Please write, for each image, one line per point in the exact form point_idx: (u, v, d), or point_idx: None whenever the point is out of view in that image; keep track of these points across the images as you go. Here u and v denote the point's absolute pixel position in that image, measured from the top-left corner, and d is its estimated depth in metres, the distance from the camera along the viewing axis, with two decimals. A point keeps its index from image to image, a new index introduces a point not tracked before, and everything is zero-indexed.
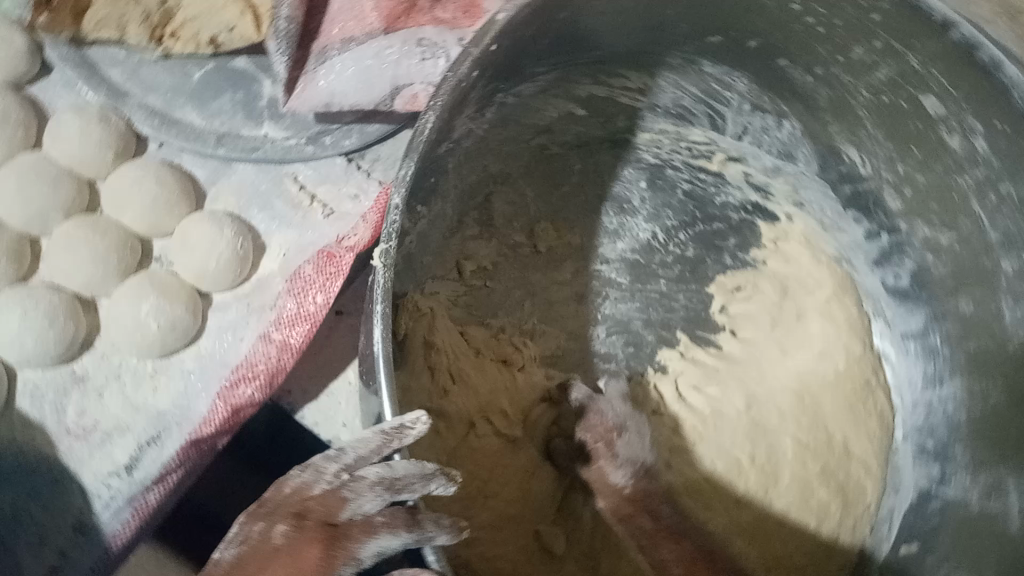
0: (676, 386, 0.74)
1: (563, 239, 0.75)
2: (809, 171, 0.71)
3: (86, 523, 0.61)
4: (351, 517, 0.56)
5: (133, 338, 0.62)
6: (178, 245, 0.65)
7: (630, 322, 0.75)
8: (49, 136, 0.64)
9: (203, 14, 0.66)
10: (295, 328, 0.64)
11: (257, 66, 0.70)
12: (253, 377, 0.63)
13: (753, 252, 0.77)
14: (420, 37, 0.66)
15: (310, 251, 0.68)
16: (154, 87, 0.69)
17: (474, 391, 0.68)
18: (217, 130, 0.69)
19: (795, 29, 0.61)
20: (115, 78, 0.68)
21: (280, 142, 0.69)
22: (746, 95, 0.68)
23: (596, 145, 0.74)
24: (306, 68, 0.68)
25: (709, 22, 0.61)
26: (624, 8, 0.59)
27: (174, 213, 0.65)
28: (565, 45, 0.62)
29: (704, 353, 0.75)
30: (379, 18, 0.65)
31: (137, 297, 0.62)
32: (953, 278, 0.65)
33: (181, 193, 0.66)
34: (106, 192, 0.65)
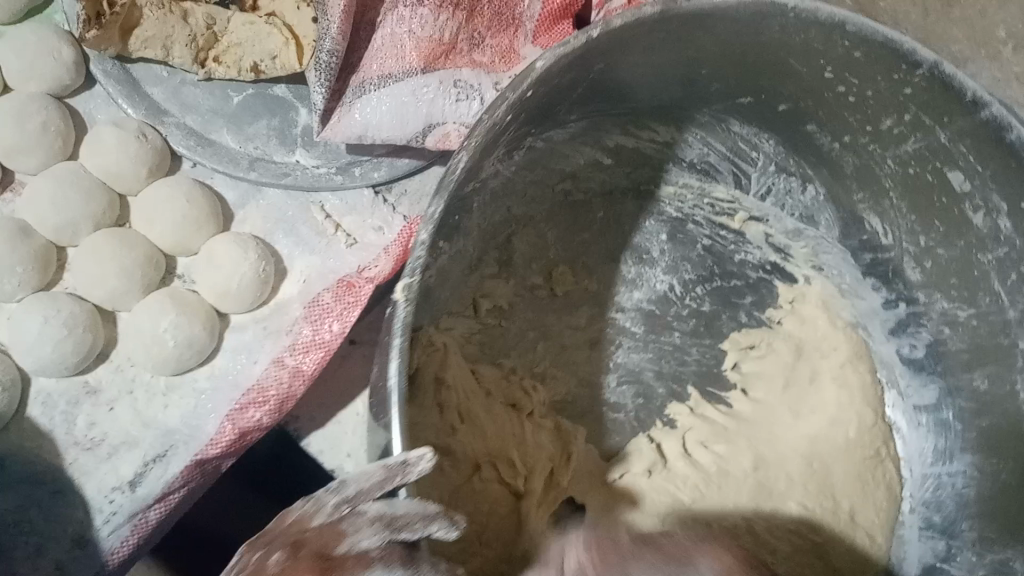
0: (682, 442, 0.74)
1: (581, 285, 0.75)
2: (829, 236, 0.76)
3: (85, 536, 0.64)
4: (348, 550, 0.45)
5: (150, 352, 0.65)
6: (203, 263, 0.68)
7: (642, 373, 0.75)
8: (87, 148, 0.68)
9: (248, 41, 0.68)
10: (308, 355, 0.65)
11: (296, 94, 0.71)
12: (262, 403, 0.63)
13: (768, 311, 0.79)
14: (457, 79, 0.62)
15: (330, 279, 0.70)
16: (193, 107, 0.71)
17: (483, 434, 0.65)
18: (250, 154, 0.71)
19: (827, 97, 0.61)
20: (156, 96, 0.70)
21: (311, 171, 0.70)
22: (771, 158, 0.72)
23: (620, 195, 0.76)
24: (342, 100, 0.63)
25: (739, 85, 0.63)
26: (664, 65, 0.59)
27: (200, 231, 0.68)
28: (600, 98, 0.62)
29: (714, 411, 0.76)
30: (418, 59, 0.61)
31: (158, 312, 0.65)
32: (969, 354, 0.68)
33: (209, 212, 0.68)
34: (137, 205, 0.69)
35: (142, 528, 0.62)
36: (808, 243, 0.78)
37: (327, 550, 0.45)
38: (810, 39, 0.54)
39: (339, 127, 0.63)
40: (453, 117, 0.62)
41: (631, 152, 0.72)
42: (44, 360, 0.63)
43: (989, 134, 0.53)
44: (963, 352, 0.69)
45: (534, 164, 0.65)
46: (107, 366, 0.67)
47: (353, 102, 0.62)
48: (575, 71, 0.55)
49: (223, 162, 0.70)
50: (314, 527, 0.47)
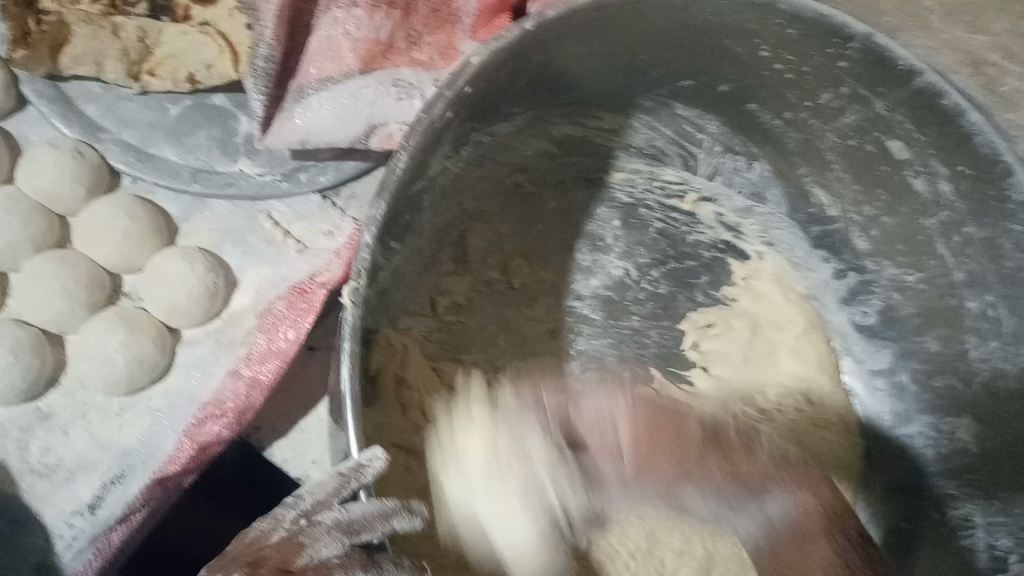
0: None
1: (538, 276, 0.75)
2: (778, 212, 0.77)
3: (47, 563, 0.63)
4: (309, 562, 0.45)
5: (101, 371, 0.64)
6: (151, 278, 0.67)
7: (603, 358, 0.76)
8: (23, 171, 0.67)
9: (183, 51, 0.67)
10: (265, 364, 0.65)
11: (234, 104, 0.71)
12: (220, 416, 0.63)
13: (723, 290, 0.79)
14: (395, 78, 0.63)
15: (283, 286, 0.70)
16: (129, 122, 0.70)
17: None
18: (192, 166, 0.70)
19: (764, 76, 0.62)
20: (91, 114, 0.70)
21: (257, 178, 0.70)
22: (717, 138, 0.73)
23: (570, 184, 0.76)
24: (283, 106, 0.62)
25: (680, 69, 0.64)
26: (601, 52, 0.59)
27: (144, 247, 0.67)
28: (541, 89, 0.62)
29: (676, 390, 0.75)
30: (356, 60, 0.62)
31: (107, 331, 0.65)
32: (920, 317, 0.70)
33: (152, 228, 0.68)
34: (79, 225, 0.67)
35: (106, 549, 0.62)
36: (763, 219, 0.78)
37: (286, 564, 0.45)
38: (744, 19, 0.54)
39: (281, 133, 0.63)
40: (396, 117, 0.64)
41: (579, 141, 0.73)
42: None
43: (923, 100, 0.54)
44: (915, 315, 0.70)
45: (482, 158, 0.65)
46: (60, 389, 0.66)
47: (295, 106, 0.62)
48: (512, 63, 0.54)
49: (167, 176, 0.69)
50: (272, 543, 0.46)
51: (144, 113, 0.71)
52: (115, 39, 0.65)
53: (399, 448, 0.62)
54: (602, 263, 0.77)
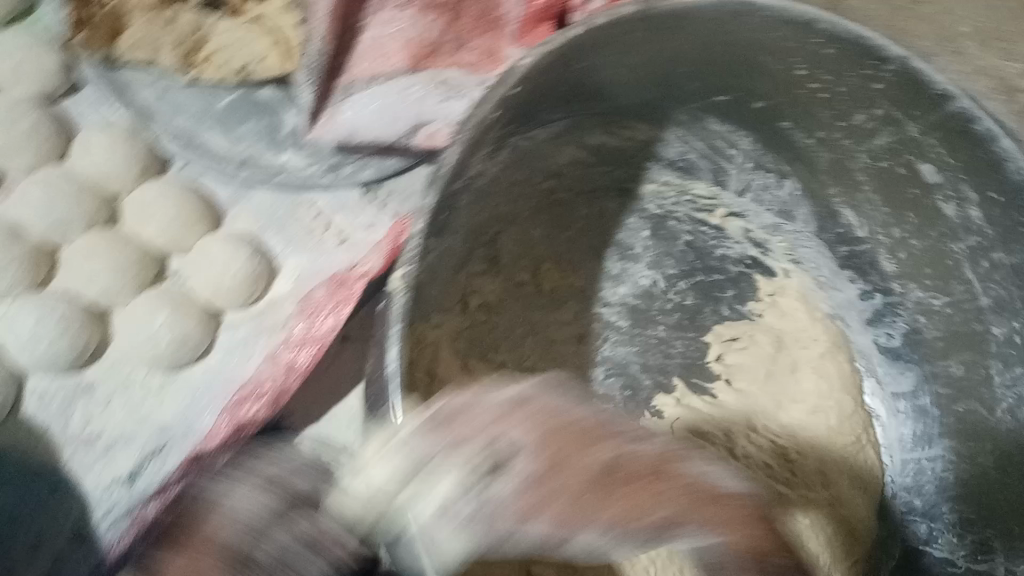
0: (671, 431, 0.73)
1: (566, 281, 0.77)
2: (806, 230, 0.78)
3: (84, 528, 0.65)
4: None
5: (144, 348, 0.67)
6: (197, 259, 0.71)
7: (628, 366, 0.77)
8: (76, 152, 0.71)
9: (234, 45, 0.69)
10: (303, 349, 0.67)
11: (280, 99, 0.73)
12: (258, 397, 0.65)
13: (751, 305, 0.79)
14: (441, 78, 0.65)
15: (322, 275, 0.73)
16: (180, 108, 0.72)
17: None
18: (240, 154, 0.73)
19: (800, 94, 0.63)
20: (143, 98, 0.71)
21: (302, 169, 0.73)
22: (749, 154, 0.74)
23: (602, 194, 0.78)
24: (332, 100, 0.65)
25: (715, 83, 0.65)
26: (640, 63, 0.60)
27: (192, 230, 0.71)
28: (578, 96, 0.63)
29: (698, 401, 0.76)
30: (404, 59, 0.65)
31: (152, 311, 0.68)
32: (945, 341, 0.70)
33: (200, 211, 0.72)
34: (128, 205, 0.71)
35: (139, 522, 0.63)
36: (788, 237, 0.80)
37: None
38: (783, 36, 0.56)
39: (328, 126, 0.65)
40: (440, 116, 0.66)
41: (614, 146, 0.74)
42: (40, 354, 0.65)
43: (955, 125, 0.55)
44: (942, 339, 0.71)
45: (522, 163, 0.66)
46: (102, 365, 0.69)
47: (343, 96, 0.65)
48: (554, 67, 0.55)
49: (215, 163, 0.73)
50: None
51: (194, 100, 0.72)
52: (172, 30, 0.68)
53: None
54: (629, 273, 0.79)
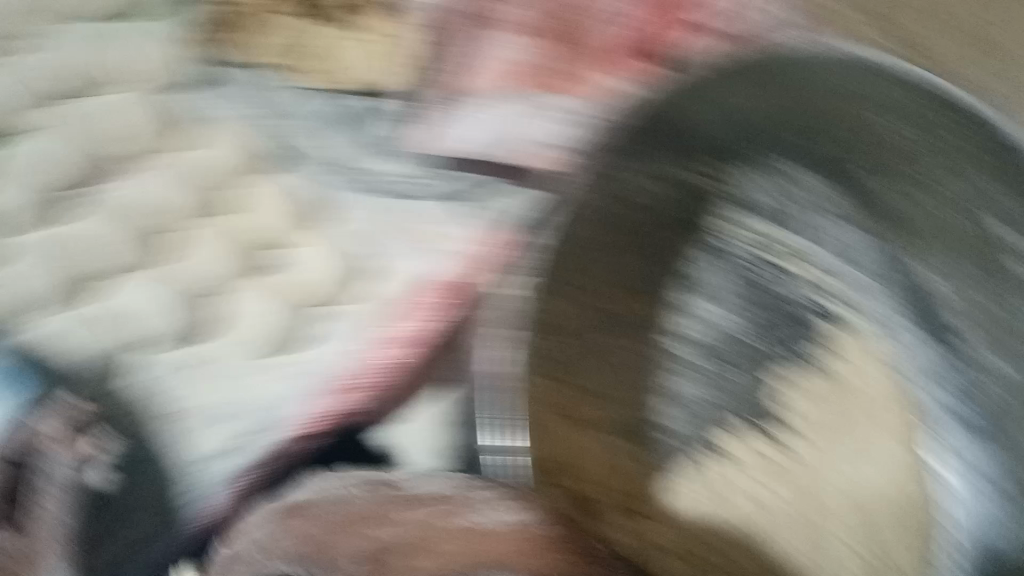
0: (738, 468, 0.78)
1: (635, 311, 0.80)
2: (886, 277, 0.71)
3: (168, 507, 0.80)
4: None
5: (247, 329, 0.77)
6: (291, 256, 0.75)
7: (693, 402, 0.80)
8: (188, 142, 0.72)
9: (330, 46, 0.69)
10: (405, 350, 0.79)
11: (365, 107, 0.72)
12: (362, 386, 0.80)
13: (818, 353, 0.73)
14: (536, 104, 0.71)
15: (411, 283, 0.77)
16: None
17: None
18: (327, 158, 0.73)
19: (868, 133, 0.65)
20: None
21: (395, 179, 0.74)
22: (820, 196, 0.71)
23: (668, 229, 0.77)
24: (435, 114, 0.72)
25: (784, 117, 0.67)
26: (725, 84, 0.67)
27: (293, 227, 0.75)
28: (664, 125, 0.71)
29: (761, 444, 0.77)
30: (505, 81, 0.71)
31: (255, 296, 0.76)
32: (999, 412, 0.66)
33: (302, 209, 0.74)
34: (227, 198, 0.73)
35: None
36: (868, 292, 0.72)
37: None
38: (836, 73, 0.63)
39: (432, 142, 0.73)
40: (533, 139, 0.72)
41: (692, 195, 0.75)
42: (145, 323, 0.74)
43: (989, 148, 0.59)
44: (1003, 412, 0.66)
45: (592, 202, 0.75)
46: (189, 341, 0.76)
47: (448, 113, 0.72)
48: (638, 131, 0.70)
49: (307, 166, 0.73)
50: None
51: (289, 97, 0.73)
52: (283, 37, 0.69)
53: None
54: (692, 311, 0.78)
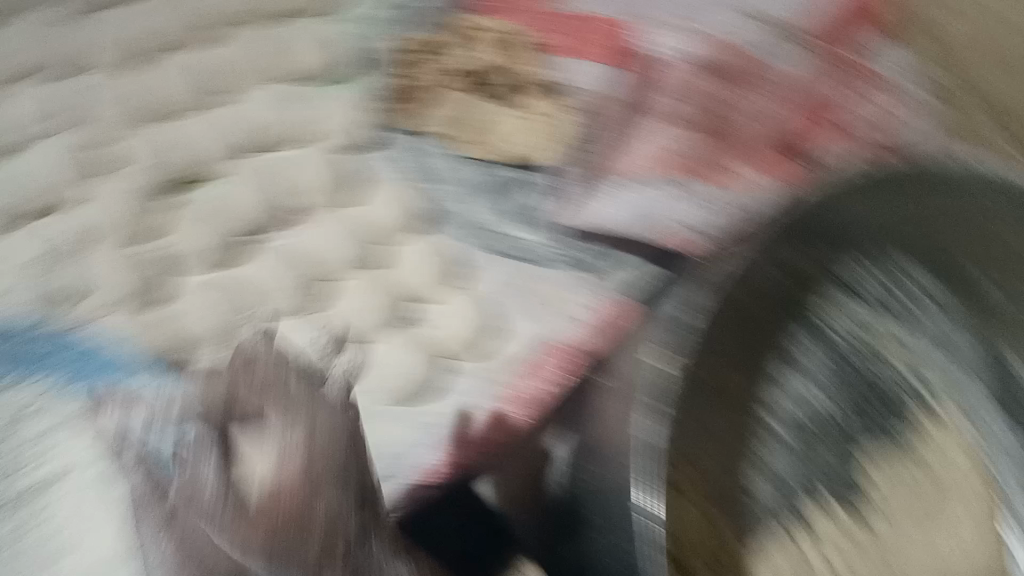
0: (825, 552, 0.71)
1: (744, 392, 0.71)
2: (963, 366, 0.79)
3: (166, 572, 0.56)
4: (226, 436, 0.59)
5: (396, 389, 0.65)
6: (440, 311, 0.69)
7: (789, 480, 0.71)
8: (360, 205, 0.70)
9: (518, 133, 0.70)
10: (538, 376, 0.67)
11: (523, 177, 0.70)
12: (483, 442, 0.65)
13: (904, 434, 0.75)
14: (688, 189, 0.70)
15: (545, 345, 0.68)
16: (459, 180, 0.70)
17: (674, 526, 0.64)
18: (490, 223, 0.70)
19: (960, 271, 0.75)
20: (432, 164, 0.70)
21: (535, 247, 0.69)
22: (925, 291, 0.77)
23: (790, 316, 0.73)
24: (590, 194, 0.70)
25: (903, 229, 0.73)
26: (884, 197, 0.70)
27: (448, 286, 0.70)
28: (806, 224, 0.70)
29: (857, 527, 0.71)
30: (663, 171, 0.70)
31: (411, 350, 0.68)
32: None
33: (455, 266, 0.70)
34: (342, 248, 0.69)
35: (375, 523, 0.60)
36: (949, 372, 0.79)
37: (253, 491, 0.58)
38: (969, 216, 0.70)
39: (584, 219, 0.70)
40: (687, 225, 0.70)
41: (854, 235, 0.73)
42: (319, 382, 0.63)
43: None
44: None
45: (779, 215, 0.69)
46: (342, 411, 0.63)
47: (603, 194, 0.70)
48: (878, 166, 0.70)
49: (461, 226, 0.70)
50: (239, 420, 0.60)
51: (467, 172, 0.70)
52: (453, 106, 0.70)
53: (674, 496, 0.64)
54: (798, 388, 0.73)
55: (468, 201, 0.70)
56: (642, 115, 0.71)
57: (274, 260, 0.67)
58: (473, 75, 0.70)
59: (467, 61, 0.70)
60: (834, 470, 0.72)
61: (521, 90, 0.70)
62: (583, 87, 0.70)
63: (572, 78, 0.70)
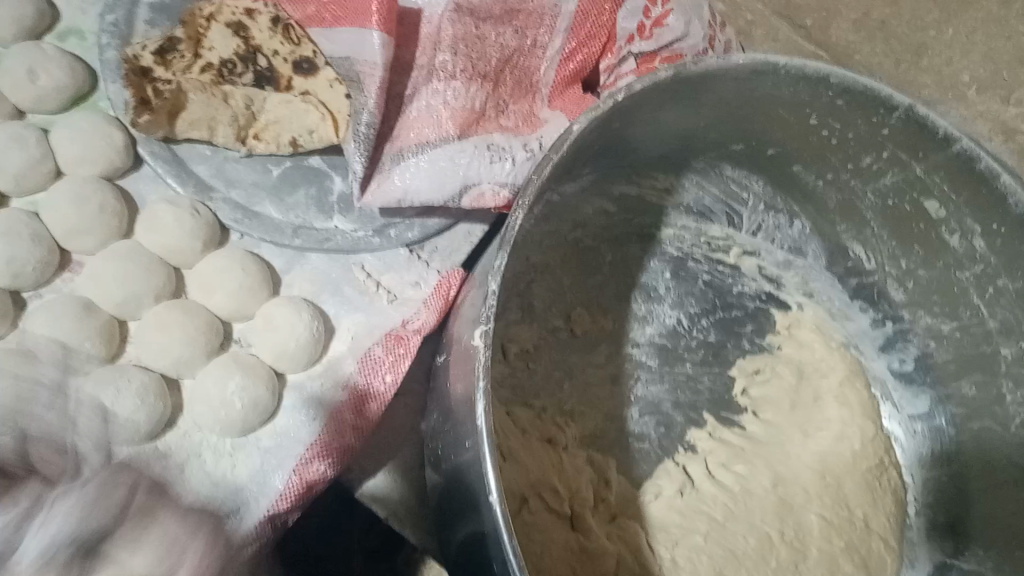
0: (705, 465, 0.72)
1: (598, 324, 0.75)
2: (818, 265, 0.80)
3: None
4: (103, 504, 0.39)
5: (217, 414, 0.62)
6: (260, 327, 0.66)
7: (660, 404, 0.74)
8: (142, 226, 0.66)
9: (285, 117, 0.66)
10: (378, 374, 0.65)
11: (330, 166, 0.69)
12: (326, 453, 0.61)
13: (768, 338, 0.80)
14: (489, 143, 0.65)
15: (377, 334, 0.68)
16: (236, 182, 0.68)
17: (524, 468, 0.64)
18: (293, 222, 0.68)
19: (811, 141, 0.69)
20: (202, 174, 0.68)
21: (348, 236, 0.68)
22: (761, 196, 0.77)
23: (624, 240, 0.78)
24: (381, 167, 0.65)
25: (731, 133, 0.69)
26: (707, 103, 0.63)
27: (257, 297, 0.66)
28: (609, 149, 0.64)
29: (730, 434, 0.74)
30: (455, 126, 0.65)
31: (223, 374, 0.63)
32: (955, 363, 0.73)
33: (263, 278, 0.67)
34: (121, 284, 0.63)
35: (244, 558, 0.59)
36: (796, 270, 0.82)
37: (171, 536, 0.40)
38: (798, 90, 0.61)
39: (377, 193, 0.64)
40: (491, 177, 0.64)
41: (676, 154, 0.72)
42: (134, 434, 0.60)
43: (962, 165, 0.60)
44: (950, 362, 0.74)
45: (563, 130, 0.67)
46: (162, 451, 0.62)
47: (393, 168, 0.65)
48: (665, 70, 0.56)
49: (264, 231, 0.67)
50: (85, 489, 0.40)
51: (248, 173, 0.69)
52: (225, 105, 0.65)
53: (518, 451, 0.65)
54: (656, 313, 0.77)
55: (255, 201, 0.68)
56: (403, 68, 0.66)
57: (49, 312, 0.61)
58: (224, 64, 0.65)
59: (219, 56, 0.65)
60: (695, 384, 0.76)
61: (294, 76, 0.65)
62: (341, 53, 0.63)
63: (323, 46, 0.64)
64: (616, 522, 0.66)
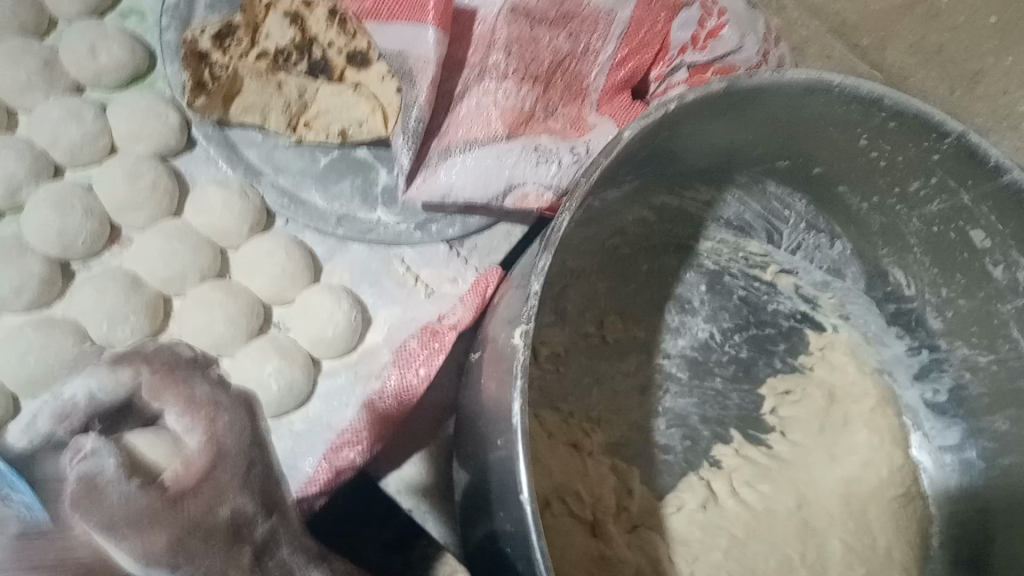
0: (730, 482, 0.71)
1: (629, 332, 0.74)
2: (856, 288, 0.80)
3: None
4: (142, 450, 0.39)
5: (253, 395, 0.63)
6: (298, 312, 0.67)
7: (688, 417, 0.73)
8: (191, 207, 0.67)
9: (337, 108, 0.66)
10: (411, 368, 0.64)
11: (376, 157, 0.70)
12: (357, 442, 0.62)
13: (801, 359, 0.79)
14: (536, 145, 0.65)
15: (412, 326, 0.69)
16: (284, 168, 0.69)
17: (548, 471, 0.65)
18: (337, 212, 0.69)
19: (859, 161, 0.68)
20: (251, 159, 0.69)
21: (391, 228, 0.69)
22: (802, 215, 0.78)
23: (663, 250, 0.77)
24: (426, 160, 0.66)
25: (779, 147, 0.69)
26: (755, 117, 0.63)
27: (297, 283, 0.67)
28: (655, 157, 0.64)
29: (756, 452, 0.73)
30: (503, 126, 0.65)
31: (260, 357, 0.64)
32: (990, 397, 0.72)
33: (304, 265, 0.68)
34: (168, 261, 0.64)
35: None
36: (834, 291, 0.81)
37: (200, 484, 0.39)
38: (849, 111, 0.61)
39: (423, 186, 0.66)
40: (534, 178, 0.65)
41: (721, 166, 0.72)
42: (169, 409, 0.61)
43: (1009, 196, 0.59)
44: (986, 395, 0.73)
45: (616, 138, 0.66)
46: None
47: (438, 163, 0.66)
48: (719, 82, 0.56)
49: (308, 218, 0.68)
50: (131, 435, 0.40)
51: (296, 160, 0.69)
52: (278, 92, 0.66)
53: (545, 454, 0.65)
54: (689, 325, 0.76)
55: (302, 188, 0.69)
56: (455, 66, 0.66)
57: (96, 284, 0.63)
58: (279, 52, 0.65)
59: (277, 43, 0.65)
60: (723, 399, 0.75)
61: (347, 68, 0.66)
62: (392, 47, 0.64)
63: (376, 38, 0.64)
64: (637, 533, 0.66)
